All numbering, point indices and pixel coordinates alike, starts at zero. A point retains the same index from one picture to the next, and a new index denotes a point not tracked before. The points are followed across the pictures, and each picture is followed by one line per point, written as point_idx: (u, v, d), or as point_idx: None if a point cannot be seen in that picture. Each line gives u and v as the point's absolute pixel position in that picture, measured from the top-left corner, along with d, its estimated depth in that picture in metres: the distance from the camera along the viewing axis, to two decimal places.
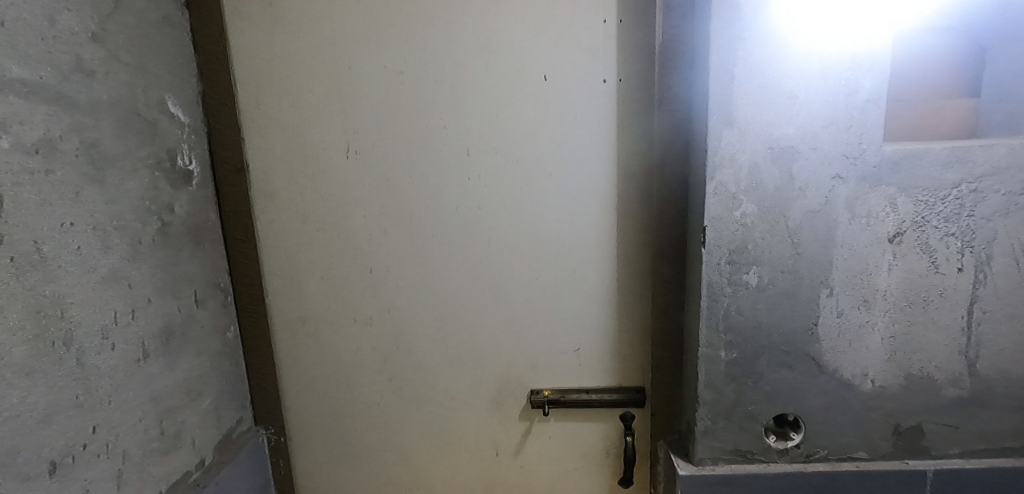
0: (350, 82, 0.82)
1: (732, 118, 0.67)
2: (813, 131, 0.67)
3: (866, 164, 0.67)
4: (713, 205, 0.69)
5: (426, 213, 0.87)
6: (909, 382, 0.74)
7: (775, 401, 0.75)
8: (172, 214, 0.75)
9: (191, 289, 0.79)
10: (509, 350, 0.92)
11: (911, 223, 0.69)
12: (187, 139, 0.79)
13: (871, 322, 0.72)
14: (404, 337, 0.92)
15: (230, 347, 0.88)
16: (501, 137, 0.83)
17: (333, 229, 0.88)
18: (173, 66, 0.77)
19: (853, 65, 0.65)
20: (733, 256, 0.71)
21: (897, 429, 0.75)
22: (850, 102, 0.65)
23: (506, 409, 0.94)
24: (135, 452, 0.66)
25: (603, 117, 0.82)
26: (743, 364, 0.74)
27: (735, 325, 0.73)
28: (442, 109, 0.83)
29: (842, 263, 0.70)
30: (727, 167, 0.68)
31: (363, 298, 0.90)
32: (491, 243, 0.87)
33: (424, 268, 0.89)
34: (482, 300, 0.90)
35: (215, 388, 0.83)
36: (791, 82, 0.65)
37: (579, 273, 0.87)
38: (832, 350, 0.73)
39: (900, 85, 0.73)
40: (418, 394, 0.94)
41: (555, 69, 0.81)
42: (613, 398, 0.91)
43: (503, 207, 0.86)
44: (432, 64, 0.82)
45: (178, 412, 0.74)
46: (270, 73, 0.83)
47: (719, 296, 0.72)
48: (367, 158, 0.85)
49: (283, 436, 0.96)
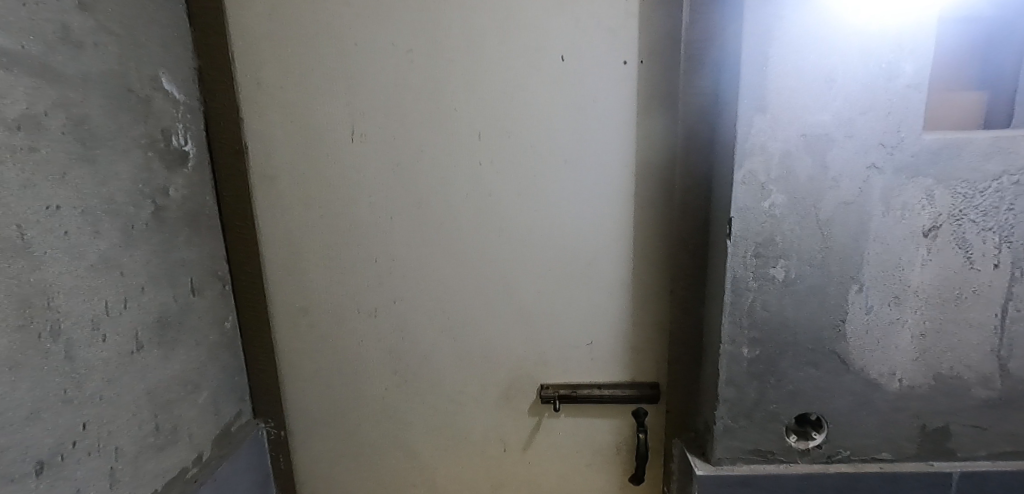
0: (356, 61, 0.78)
1: (765, 102, 0.63)
2: (849, 118, 0.63)
3: (904, 154, 0.63)
4: (741, 195, 0.66)
5: (435, 201, 0.83)
6: (937, 382, 0.71)
7: (797, 400, 0.72)
8: (167, 198, 0.71)
9: (188, 277, 0.75)
10: (519, 344, 0.88)
11: (947, 216, 0.65)
12: (183, 117, 0.74)
13: (901, 320, 0.69)
14: (410, 329, 0.88)
15: (229, 338, 0.84)
16: (515, 121, 0.79)
17: (337, 216, 0.84)
18: (167, 40, 0.72)
19: (894, 49, 0.61)
20: (760, 249, 0.67)
21: (923, 430, 0.73)
22: (890, 87, 0.62)
23: (515, 404, 0.91)
24: (129, 448, 0.63)
25: (623, 101, 0.78)
26: (767, 361, 0.71)
27: (759, 321, 0.70)
28: (452, 90, 0.79)
29: (873, 258, 0.67)
30: (757, 155, 0.64)
31: (368, 289, 0.87)
32: (502, 233, 0.84)
33: (432, 258, 0.85)
34: (492, 292, 0.86)
35: (213, 381, 0.80)
36: (829, 65, 0.61)
37: (593, 264, 0.84)
38: (859, 348, 0.70)
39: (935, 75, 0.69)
40: (424, 388, 0.91)
41: (573, 49, 0.76)
42: (626, 394, 0.88)
43: (516, 195, 0.82)
44: (442, 42, 0.77)
45: (174, 406, 0.71)
46: (271, 49, 0.78)
47: (744, 291, 0.69)
48: (374, 142, 0.81)
49: (283, 430, 0.92)
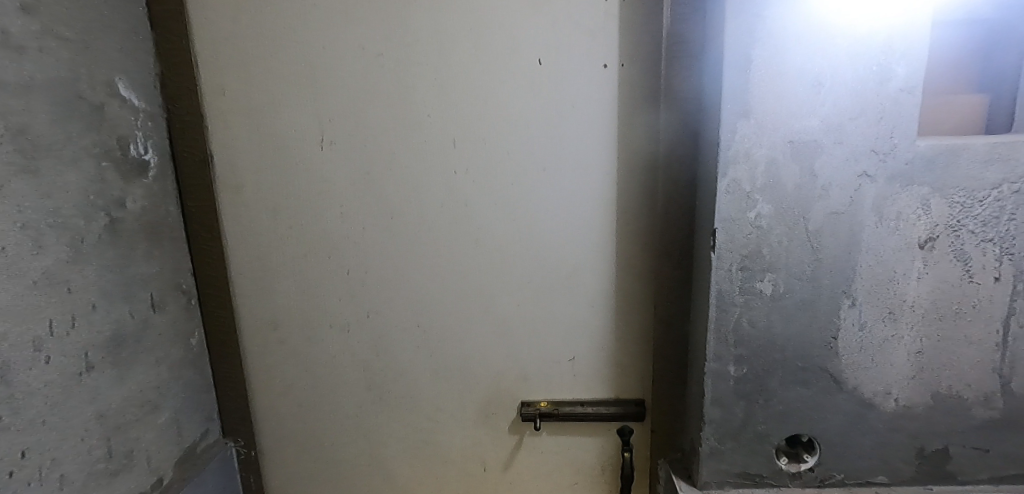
0: (325, 65, 0.75)
1: (748, 107, 0.59)
2: (838, 123, 0.59)
3: (897, 161, 0.60)
4: (725, 205, 0.62)
5: (409, 210, 0.79)
6: (936, 402, 0.67)
7: (787, 421, 0.69)
8: (123, 209, 0.68)
9: (147, 292, 0.72)
10: (498, 360, 0.85)
11: (944, 227, 0.61)
12: (142, 125, 0.71)
13: (896, 337, 0.65)
14: (384, 343, 0.85)
15: (194, 355, 0.81)
16: (491, 127, 0.76)
17: (307, 227, 0.80)
18: (123, 44, 0.68)
19: (885, 50, 0.57)
20: (746, 262, 0.64)
21: (920, 453, 0.69)
22: (881, 90, 0.58)
23: (494, 421, 0.88)
24: (76, 476, 0.59)
25: (603, 106, 0.74)
26: (755, 380, 0.68)
27: (746, 337, 0.66)
28: (425, 95, 0.75)
29: (866, 271, 0.63)
30: (742, 163, 0.61)
31: (340, 303, 0.83)
32: (480, 244, 0.80)
33: (407, 270, 0.82)
34: (469, 305, 0.83)
35: (176, 400, 0.77)
36: (816, 68, 0.58)
37: (574, 276, 0.80)
38: (852, 366, 0.66)
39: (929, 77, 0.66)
40: (399, 406, 0.87)
41: (550, 51, 0.73)
42: (610, 411, 0.84)
43: (493, 204, 0.78)
44: (415, 46, 0.74)
45: (130, 429, 0.67)
46: (236, 54, 0.75)
47: (729, 306, 0.65)
48: (344, 150, 0.77)
49: (254, 449, 0.89)
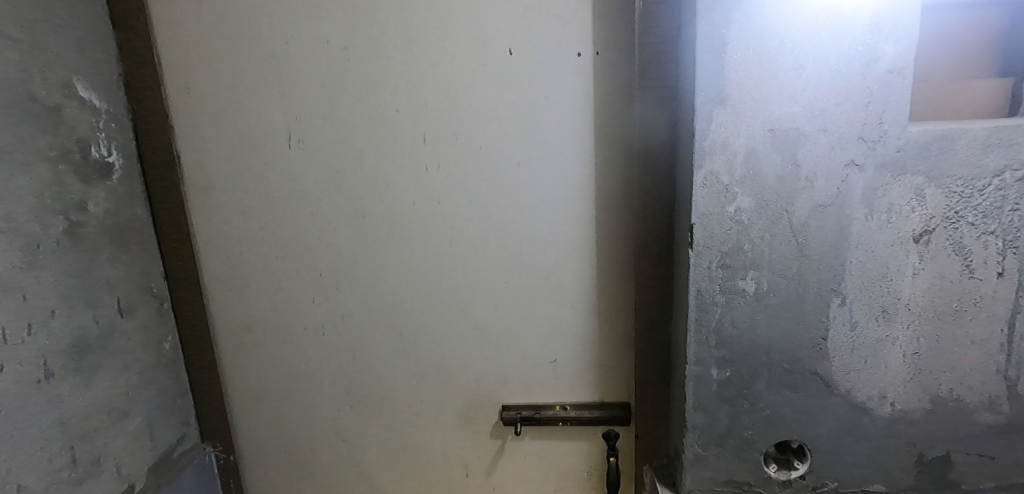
0: (290, 62, 0.72)
1: (724, 93, 0.55)
2: (822, 109, 0.55)
3: (887, 149, 0.55)
4: (702, 199, 0.58)
5: (381, 210, 0.77)
6: (935, 406, 0.63)
7: (775, 427, 0.65)
8: (85, 213, 0.66)
9: (113, 297, 0.70)
10: (477, 363, 0.82)
11: (941, 219, 0.57)
12: (105, 127, 0.70)
13: (891, 337, 0.61)
14: (360, 346, 0.83)
15: (168, 360, 0.80)
16: (463, 121, 0.73)
17: (278, 228, 0.78)
18: (82, 45, 0.67)
19: (871, 28, 0.53)
20: (726, 259, 0.60)
21: (920, 459, 0.65)
22: (868, 73, 0.54)
23: (475, 425, 0.85)
24: (35, 486, 0.58)
25: (578, 97, 0.71)
26: (739, 384, 0.64)
27: (728, 340, 0.62)
28: (393, 90, 0.73)
29: (856, 267, 0.59)
30: (719, 154, 0.57)
31: (314, 305, 0.81)
32: (454, 243, 0.77)
33: (381, 271, 0.79)
34: (445, 307, 0.80)
35: (148, 406, 0.75)
36: (796, 50, 0.54)
37: (553, 275, 0.77)
38: (843, 369, 0.62)
39: (928, 59, 0.61)
40: (378, 409, 0.85)
41: (521, 41, 0.70)
42: (594, 415, 0.81)
43: (467, 202, 0.76)
44: (380, 37, 0.71)
45: (97, 436, 0.66)
46: (200, 52, 0.73)
47: (710, 306, 0.62)
48: (313, 148, 0.75)
49: (233, 454, 0.88)
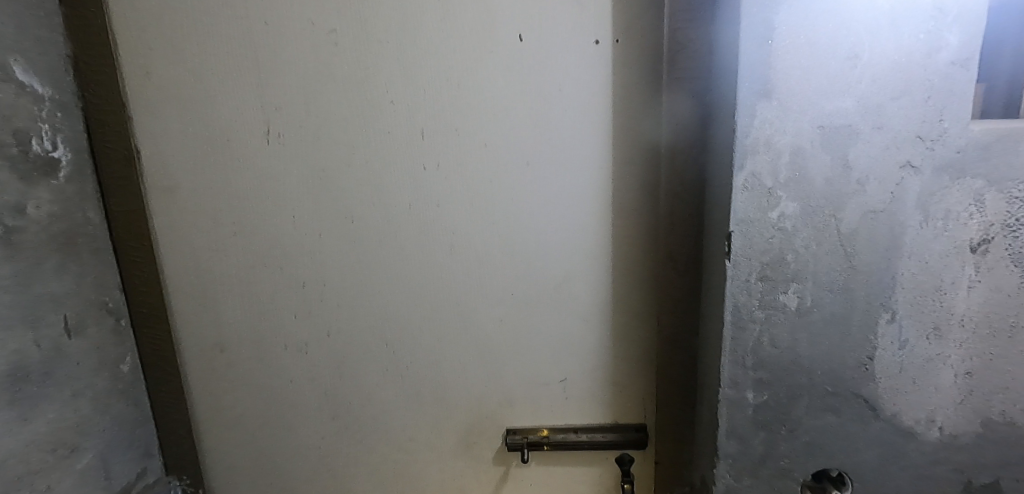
0: (269, 46, 0.64)
1: (769, 85, 0.49)
2: (877, 104, 0.49)
3: (946, 149, 0.50)
4: (742, 203, 0.52)
5: (373, 214, 0.69)
6: (986, 430, 0.57)
7: (814, 454, 0.59)
8: (23, 217, 0.56)
9: (59, 314, 0.60)
10: (479, 383, 0.74)
11: (1001, 227, 0.52)
12: (50, 117, 0.59)
13: (942, 356, 0.56)
14: (349, 365, 0.74)
15: (126, 384, 0.70)
16: (466, 115, 0.65)
17: (255, 235, 0.69)
18: (20, 19, 0.56)
19: (935, 14, 0.47)
20: (766, 271, 0.54)
21: (967, 487, 0.59)
22: (929, 64, 0.48)
23: (477, 450, 0.77)
24: None
25: (595, 90, 0.64)
26: (777, 408, 0.58)
27: (766, 360, 0.56)
28: (388, 78, 0.64)
29: (908, 280, 0.53)
30: (762, 153, 0.50)
31: (296, 320, 0.72)
32: (455, 251, 0.70)
33: (373, 283, 0.71)
34: (445, 322, 0.72)
35: (102, 438, 0.65)
36: (851, 37, 0.48)
37: (565, 286, 0.70)
38: (889, 390, 0.57)
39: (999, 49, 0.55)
40: (368, 435, 0.77)
41: (532, 25, 0.62)
42: (608, 440, 0.74)
43: (470, 205, 0.68)
44: (373, 19, 0.63)
45: (39, 478, 0.56)
46: (163, 32, 0.64)
47: (747, 323, 0.55)
48: (294, 144, 0.66)
49: (203, 487, 0.78)
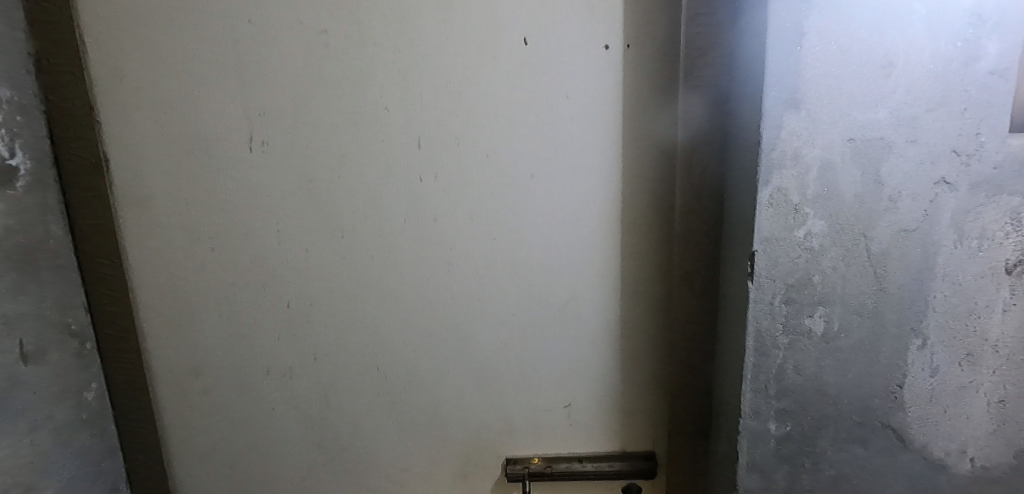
0: (254, 46, 0.59)
1: (799, 94, 0.45)
2: (911, 116, 0.46)
3: (983, 165, 0.47)
4: (767, 221, 0.48)
5: (365, 228, 0.64)
6: (1020, 462, 0.54)
7: (840, 488, 0.55)
8: None
9: (15, 339, 0.53)
10: (478, 408, 0.70)
11: None
12: (7, 120, 0.52)
13: (975, 383, 0.52)
14: (337, 390, 0.69)
15: (92, 414, 0.62)
16: (467, 122, 0.61)
17: (236, 250, 0.64)
18: None
19: (974, 21, 0.44)
20: (792, 294, 0.50)
21: None
22: (966, 74, 0.45)
23: (475, 480, 0.72)
24: None
25: (605, 98, 0.60)
26: (802, 439, 0.54)
27: (790, 388, 0.52)
28: (383, 83, 0.60)
29: (941, 303, 0.50)
30: (789, 167, 0.47)
31: (280, 342, 0.67)
32: (453, 267, 0.65)
33: (365, 301, 0.66)
34: (442, 343, 0.67)
35: (63, 477, 0.58)
36: (885, 44, 0.44)
37: (571, 306, 0.66)
38: (920, 420, 0.53)
39: None
40: (357, 465, 0.71)
41: (539, 28, 0.58)
42: (615, 469, 0.69)
43: (470, 219, 0.63)
44: (368, 19, 0.58)
45: None
46: (137, 29, 0.58)
47: (771, 349, 0.51)
48: (280, 152, 0.61)
49: None
